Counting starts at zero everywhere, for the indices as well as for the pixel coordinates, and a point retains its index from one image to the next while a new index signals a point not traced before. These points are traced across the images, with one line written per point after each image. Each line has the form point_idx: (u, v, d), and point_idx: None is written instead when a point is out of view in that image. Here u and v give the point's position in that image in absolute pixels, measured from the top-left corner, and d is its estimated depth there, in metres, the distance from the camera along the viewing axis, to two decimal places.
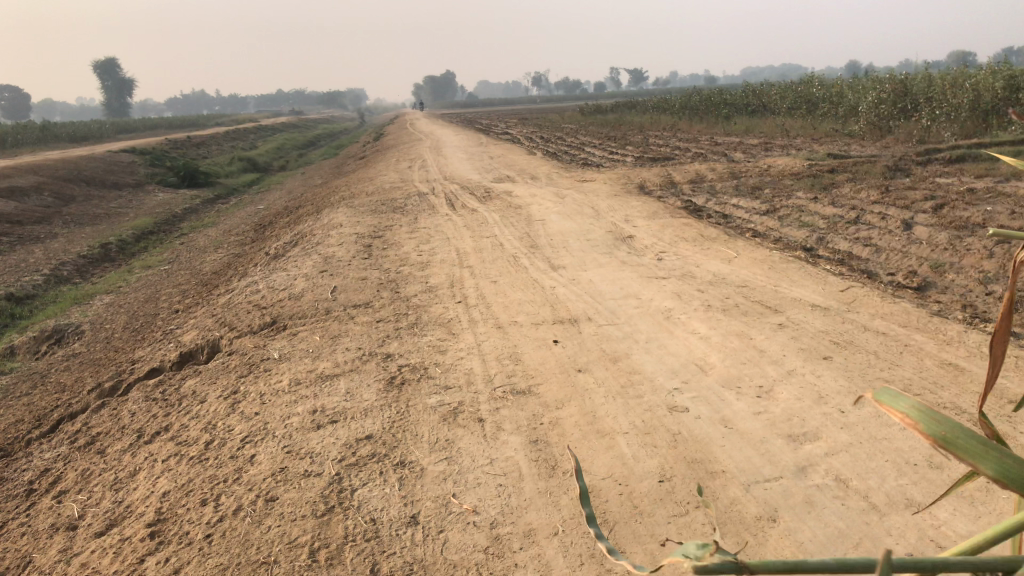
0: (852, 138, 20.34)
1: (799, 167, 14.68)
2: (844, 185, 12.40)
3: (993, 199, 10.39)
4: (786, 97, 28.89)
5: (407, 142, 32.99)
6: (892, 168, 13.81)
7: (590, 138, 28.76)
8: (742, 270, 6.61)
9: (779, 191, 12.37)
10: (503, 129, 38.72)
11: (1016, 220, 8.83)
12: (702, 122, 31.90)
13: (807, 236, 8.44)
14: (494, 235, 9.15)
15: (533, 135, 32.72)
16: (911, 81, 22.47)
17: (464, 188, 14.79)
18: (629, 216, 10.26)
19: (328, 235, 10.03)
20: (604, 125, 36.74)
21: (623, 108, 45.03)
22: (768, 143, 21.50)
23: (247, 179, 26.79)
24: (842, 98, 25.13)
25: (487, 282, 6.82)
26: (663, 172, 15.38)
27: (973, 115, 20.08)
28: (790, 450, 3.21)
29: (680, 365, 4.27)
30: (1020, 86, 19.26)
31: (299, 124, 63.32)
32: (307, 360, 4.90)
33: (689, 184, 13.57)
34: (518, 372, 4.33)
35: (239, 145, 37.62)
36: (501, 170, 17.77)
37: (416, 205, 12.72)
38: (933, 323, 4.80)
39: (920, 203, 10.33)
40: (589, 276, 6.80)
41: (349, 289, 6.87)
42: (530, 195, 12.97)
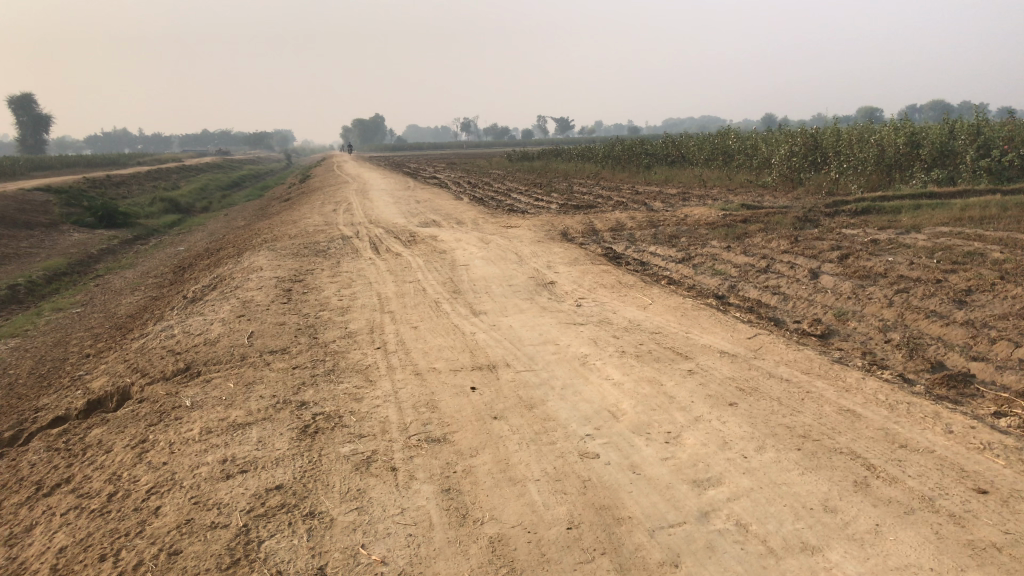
0: (766, 190, 21.15)
1: (715, 216, 15.19)
2: (756, 235, 12.89)
3: (894, 250, 10.95)
4: (704, 148, 29.92)
5: (333, 185, 32.87)
6: (802, 218, 14.41)
7: (516, 184, 29.15)
8: (657, 317, 6.80)
9: (696, 240, 12.77)
10: (431, 174, 38.97)
11: (915, 270, 9.32)
12: (624, 170, 32.73)
13: (720, 283, 8.74)
14: (417, 279, 9.18)
15: (460, 179, 33.04)
16: (820, 135, 23.54)
17: (389, 232, 14.81)
18: (551, 261, 10.43)
19: (248, 279, 9.90)
20: (530, 172, 37.30)
21: (549, 155, 45.88)
22: (687, 192, 22.19)
23: (167, 220, 26.23)
24: (757, 150, 26.15)
25: (407, 327, 6.83)
26: (585, 219, 15.71)
27: (878, 169, 21.14)
28: (694, 495, 3.30)
29: (594, 412, 4.34)
30: (920, 142, 20.40)
31: (224, 165, 62.53)
32: (219, 408, 4.81)
33: (611, 231, 13.90)
34: (433, 420, 4.35)
35: (159, 185, 36.88)
36: (426, 214, 17.88)
37: (339, 248, 12.68)
38: (833, 370, 5.03)
39: (827, 252, 10.82)
40: (509, 321, 6.88)
41: (266, 335, 6.80)
42: (454, 240, 13.07)
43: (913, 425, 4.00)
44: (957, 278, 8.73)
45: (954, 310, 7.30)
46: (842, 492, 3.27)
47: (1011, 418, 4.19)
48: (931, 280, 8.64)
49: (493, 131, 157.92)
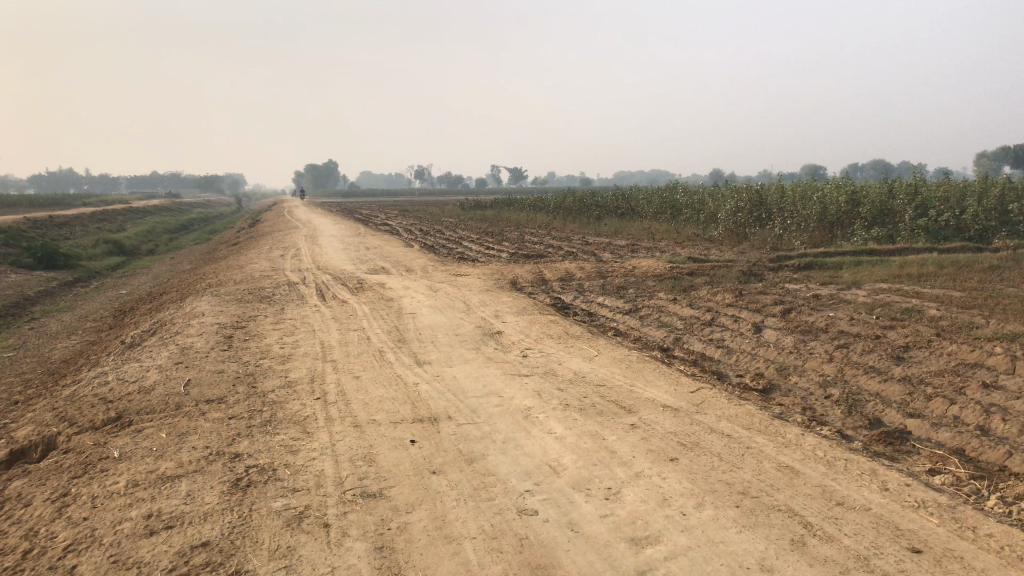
0: (712, 244, 21.55)
1: (662, 268, 15.39)
2: (702, 287, 13.07)
3: (835, 305, 11.19)
4: (652, 201, 30.43)
5: (283, 230, 32.63)
6: (747, 272, 14.67)
7: (467, 232, 29.25)
8: (601, 369, 6.79)
9: (643, 292, 12.90)
10: (383, 221, 38.92)
11: (855, 326, 9.52)
12: (575, 222, 33.10)
13: (665, 336, 8.80)
14: (362, 328, 9.08)
15: (411, 226, 33.06)
16: (765, 192, 24.12)
17: (337, 278, 14.69)
18: (499, 311, 10.42)
19: (189, 324, 9.70)
20: (482, 220, 37.52)
21: (501, 205, 46.23)
22: (635, 244, 22.47)
23: (110, 262, 25.71)
24: (704, 205, 26.69)
25: (350, 377, 6.72)
26: (535, 269, 15.79)
27: (821, 226, 21.70)
28: (632, 554, 3.26)
29: (534, 466, 4.28)
30: (861, 201, 21.02)
31: (172, 207, 61.73)
32: (148, 460, 4.64)
33: (559, 282, 13.97)
34: (370, 474, 4.25)
35: (104, 227, 36.20)
36: (376, 261, 17.81)
37: (285, 294, 12.53)
38: (773, 425, 5.05)
39: (770, 307, 11.00)
40: (453, 372, 6.81)
41: (203, 383, 6.62)
42: (402, 287, 13.00)
43: (850, 482, 4.02)
44: (894, 334, 8.92)
45: (892, 366, 7.44)
46: (779, 551, 3.26)
47: (945, 475, 4.24)
48: (870, 336, 8.82)
49: (447, 179, 158.84)
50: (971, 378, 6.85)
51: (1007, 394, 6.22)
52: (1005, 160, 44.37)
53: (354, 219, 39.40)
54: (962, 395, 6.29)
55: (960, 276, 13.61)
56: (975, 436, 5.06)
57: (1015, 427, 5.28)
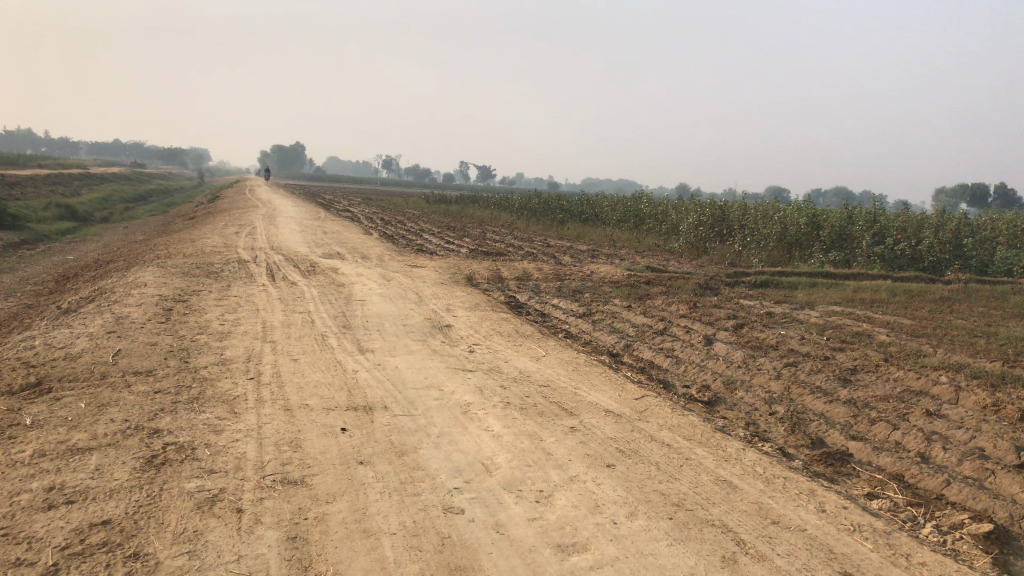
0: (672, 255, 21.66)
1: (619, 275, 15.37)
2: (657, 297, 13.07)
3: (786, 323, 11.23)
4: (617, 209, 30.54)
5: (243, 207, 32.15)
6: (703, 285, 14.72)
7: (429, 225, 29.08)
8: (548, 370, 6.66)
9: (598, 296, 12.84)
10: (345, 207, 38.55)
11: (804, 345, 9.53)
12: (539, 223, 33.10)
13: (616, 342, 8.73)
14: (307, 310, 8.86)
15: (373, 215, 32.78)
16: (728, 208, 24.33)
17: (290, 260, 14.39)
18: (451, 304, 10.27)
19: (130, 294, 9.39)
20: (447, 215, 37.35)
21: (467, 200, 46.14)
22: (595, 249, 22.47)
23: (61, 227, 25.08)
24: (666, 217, 26.84)
25: (288, 360, 6.52)
26: (492, 265, 15.68)
27: (780, 245, 21.90)
28: (556, 561, 3.11)
29: (466, 464, 4.12)
30: (820, 224, 21.31)
31: (131, 177, 60.59)
32: (59, 430, 4.39)
33: (516, 280, 13.87)
34: (293, 460, 4.05)
35: (57, 190, 35.21)
36: (332, 246, 17.57)
37: (234, 272, 12.26)
38: (715, 438, 4.95)
39: (722, 320, 11.01)
40: (395, 362, 6.63)
41: (134, 354, 6.36)
42: (355, 274, 12.77)
43: (787, 501, 3.93)
44: (843, 356, 8.95)
45: (838, 388, 7.42)
46: (709, 567, 3.13)
47: (883, 500, 4.17)
48: (819, 356, 8.84)
49: (415, 171, 158.23)
50: (915, 405, 6.85)
51: (948, 423, 6.22)
52: (962, 198, 45.24)
53: (315, 203, 38.95)
54: (904, 421, 6.27)
55: (911, 304, 13.79)
56: (915, 462, 5.02)
57: (955, 456, 5.26)
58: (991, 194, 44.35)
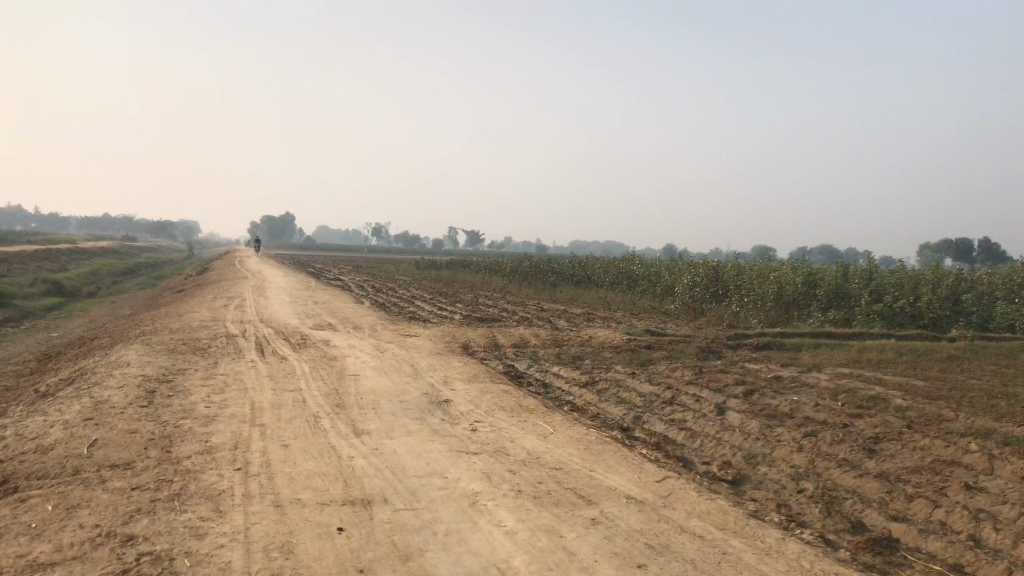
0: (669, 317, 21.37)
1: (619, 339, 15.00)
2: (660, 363, 12.68)
3: (797, 388, 10.84)
4: (609, 271, 30.39)
5: (232, 279, 31.81)
6: (705, 349, 14.36)
7: (421, 291, 28.79)
8: (558, 449, 6.21)
9: (600, 363, 12.44)
10: (335, 275, 38.28)
11: (820, 412, 9.10)
12: (531, 286, 32.89)
13: (624, 414, 8.30)
14: (298, 388, 8.40)
15: (365, 283, 32.48)
16: (722, 268, 24.16)
17: (281, 333, 13.95)
18: (449, 376, 9.83)
19: (111, 375, 8.91)
20: (438, 280, 37.13)
21: (458, 265, 46.02)
22: (591, 313, 22.16)
23: (46, 302, 24.62)
24: (660, 277, 26.65)
25: (278, 446, 6.05)
26: (488, 332, 15.29)
27: (778, 305, 21.65)
28: None
29: (480, 570, 3.66)
30: (817, 282, 21.14)
31: (120, 250, 60.35)
32: (20, 541, 3.91)
33: (514, 347, 13.47)
34: (284, 571, 3.58)
35: (44, 265, 34.82)
36: (323, 316, 17.17)
37: (222, 347, 11.80)
38: (750, 527, 4.50)
39: (731, 387, 10.61)
40: (393, 445, 6.16)
41: (110, 445, 5.88)
42: (347, 346, 12.33)
43: None
44: (862, 424, 8.52)
45: (865, 459, 6.99)
46: None
47: None
48: (837, 425, 8.40)
49: (405, 237, 158.95)
50: (951, 477, 6.40)
51: (991, 497, 5.77)
52: (946, 252, 45.34)
53: (305, 273, 38.69)
54: (943, 497, 5.83)
55: (919, 364, 13.43)
56: (969, 548, 4.58)
57: (1010, 537, 4.81)
58: (975, 247, 44.55)
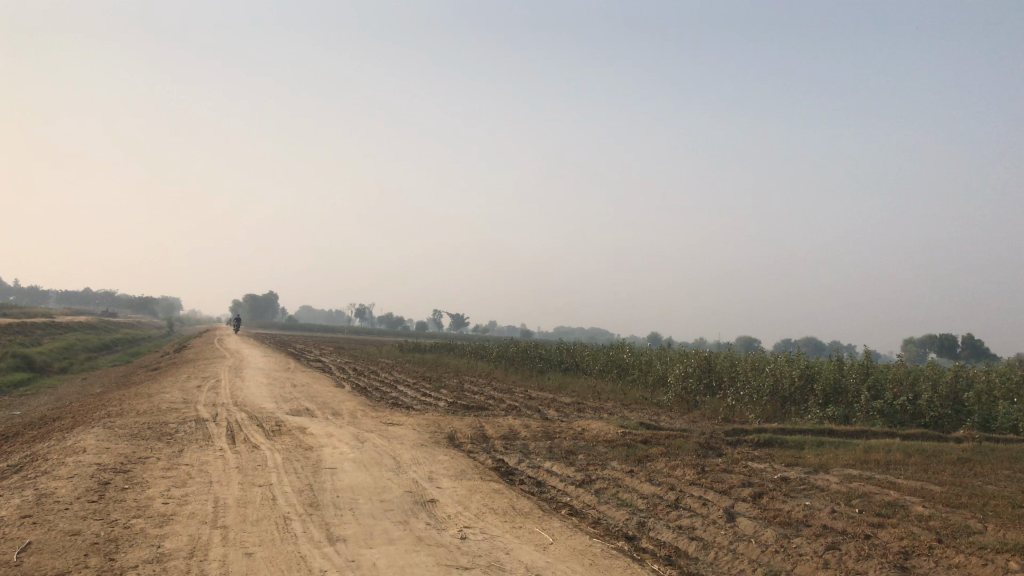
0: (661, 409, 20.71)
1: (613, 433, 14.31)
2: (658, 460, 12.02)
3: (807, 491, 10.17)
4: (597, 359, 29.81)
5: (210, 358, 30.94)
6: (704, 446, 13.72)
7: (404, 376, 28.00)
8: (560, 565, 5.48)
9: (594, 460, 11.75)
10: (316, 356, 37.45)
11: (838, 521, 8.37)
12: (517, 373, 32.21)
13: (628, 521, 7.61)
14: (268, 484, 7.61)
15: (347, 365, 31.69)
16: (714, 360, 23.68)
17: (255, 418, 13.12)
18: (434, 472, 9.07)
19: (62, 462, 8.08)
20: (422, 365, 36.40)
21: (443, 349, 45.36)
22: (580, 402, 21.46)
23: (13, 378, 23.62)
24: (650, 367, 26.09)
25: (240, 555, 5.27)
26: (475, 421, 14.55)
27: (773, 399, 21.07)
28: None
29: None
30: (813, 376, 20.65)
31: (98, 325, 59.31)
32: None
33: (502, 439, 12.73)
34: None
35: (16, 340, 33.81)
36: (301, 401, 16.37)
37: (190, 433, 10.99)
38: None
39: (738, 489, 9.94)
40: (373, 556, 5.40)
41: (44, 550, 5.08)
42: (325, 434, 11.53)
43: None
44: (886, 536, 7.80)
45: None
46: None
47: None
48: (859, 536, 7.68)
49: (389, 320, 158.39)
50: None
51: None
52: (930, 347, 45.03)
53: (286, 354, 37.85)
54: None
55: (930, 467, 12.76)
56: None
57: None
58: (958, 344, 44.47)
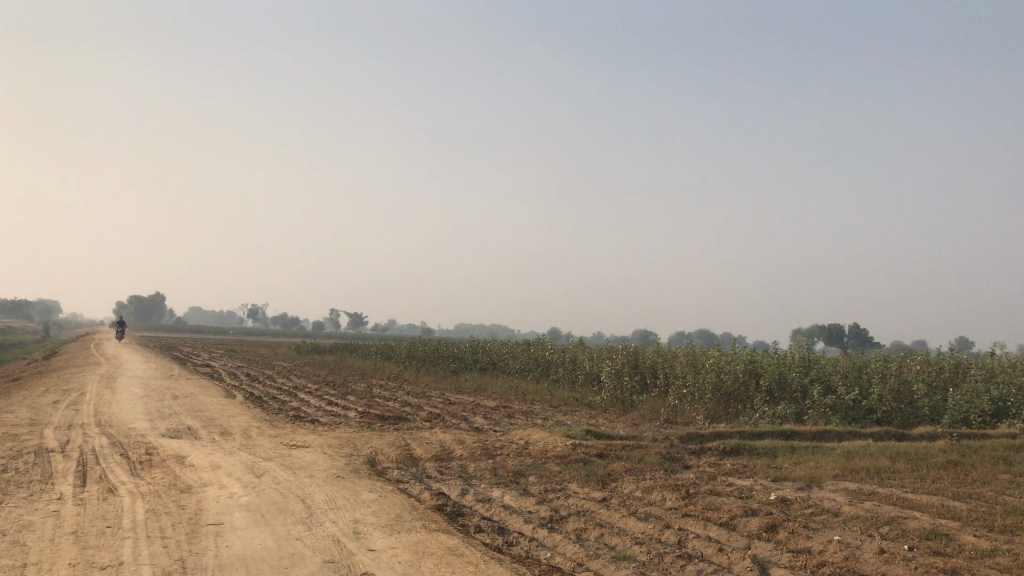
0: (596, 411, 18.72)
1: (561, 446, 12.18)
2: (625, 481, 9.99)
3: (821, 517, 8.26)
4: (517, 357, 27.74)
5: (81, 365, 27.37)
6: (667, 458, 11.77)
7: (306, 381, 25.22)
8: None
9: (551, 485, 9.59)
10: (205, 362, 33.97)
11: (894, 566, 6.44)
12: (429, 374, 29.85)
13: None
14: (117, 565, 5.10)
15: (240, 371, 28.58)
16: (647, 356, 21.95)
17: (118, 444, 10.35)
18: (360, 522, 6.68)
19: None
20: (324, 368, 33.59)
21: (344, 349, 42.48)
22: (507, 406, 19.27)
23: None
24: (577, 364, 24.15)
25: None
26: (396, 438, 12.16)
27: (717, 398, 19.40)
28: None
29: None
30: (759, 371, 19.10)
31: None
32: None
33: (434, 462, 10.41)
34: None
35: None
36: (182, 418, 13.57)
37: (22, 475, 8.21)
38: None
39: (743, 520, 7.96)
40: None
41: None
42: (210, 466, 8.94)
43: None
44: None
45: None
46: None
47: None
48: None
49: (283, 320, 152.91)
50: None
51: None
52: (825, 335, 44.95)
53: (171, 359, 34.29)
54: None
55: (924, 474, 11.12)
56: None
57: None
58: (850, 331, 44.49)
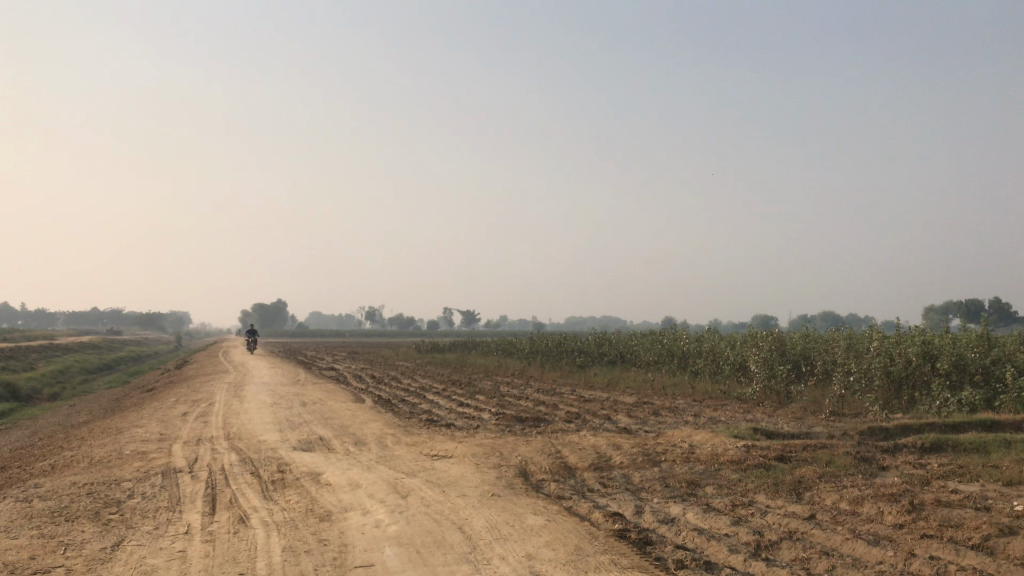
0: (750, 405, 16.94)
1: (732, 448, 10.63)
2: (824, 490, 8.39)
3: None
4: (648, 348, 26.09)
5: (213, 373, 27.53)
6: (860, 460, 10.05)
7: (432, 381, 24.35)
8: None
9: (738, 498, 8.10)
10: (330, 366, 33.82)
11: None
12: (555, 370, 28.58)
13: None
14: None
15: (366, 373, 28.10)
16: (799, 342, 19.93)
17: (249, 461, 9.49)
18: (534, 559, 5.43)
19: None
20: (447, 366, 32.82)
21: (466, 347, 41.74)
22: (649, 403, 17.75)
23: None
24: (717, 354, 22.33)
25: None
26: (542, 444, 10.88)
27: (886, 385, 17.28)
28: None
29: None
30: (934, 353, 16.81)
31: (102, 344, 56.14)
32: None
33: (594, 473, 9.08)
34: None
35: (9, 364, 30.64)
36: (313, 427, 12.73)
37: (148, 501, 7.38)
38: None
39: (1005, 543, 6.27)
40: None
41: None
42: (349, 486, 7.91)
43: None
44: None
45: None
46: None
47: None
48: None
49: (399, 321, 155.12)
50: None
51: None
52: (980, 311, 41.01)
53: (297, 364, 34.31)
54: None
55: None
56: None
57: None
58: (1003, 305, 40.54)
